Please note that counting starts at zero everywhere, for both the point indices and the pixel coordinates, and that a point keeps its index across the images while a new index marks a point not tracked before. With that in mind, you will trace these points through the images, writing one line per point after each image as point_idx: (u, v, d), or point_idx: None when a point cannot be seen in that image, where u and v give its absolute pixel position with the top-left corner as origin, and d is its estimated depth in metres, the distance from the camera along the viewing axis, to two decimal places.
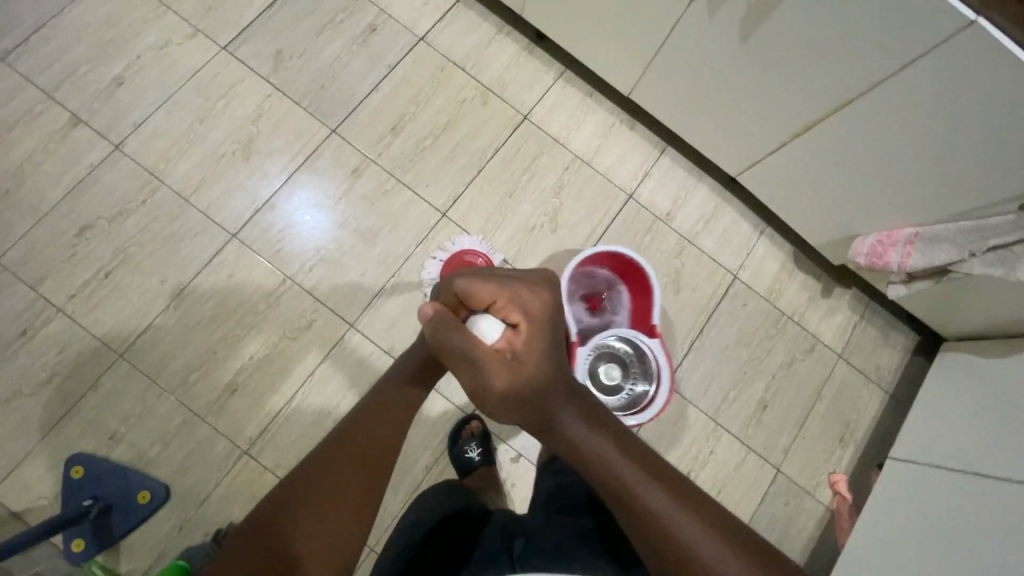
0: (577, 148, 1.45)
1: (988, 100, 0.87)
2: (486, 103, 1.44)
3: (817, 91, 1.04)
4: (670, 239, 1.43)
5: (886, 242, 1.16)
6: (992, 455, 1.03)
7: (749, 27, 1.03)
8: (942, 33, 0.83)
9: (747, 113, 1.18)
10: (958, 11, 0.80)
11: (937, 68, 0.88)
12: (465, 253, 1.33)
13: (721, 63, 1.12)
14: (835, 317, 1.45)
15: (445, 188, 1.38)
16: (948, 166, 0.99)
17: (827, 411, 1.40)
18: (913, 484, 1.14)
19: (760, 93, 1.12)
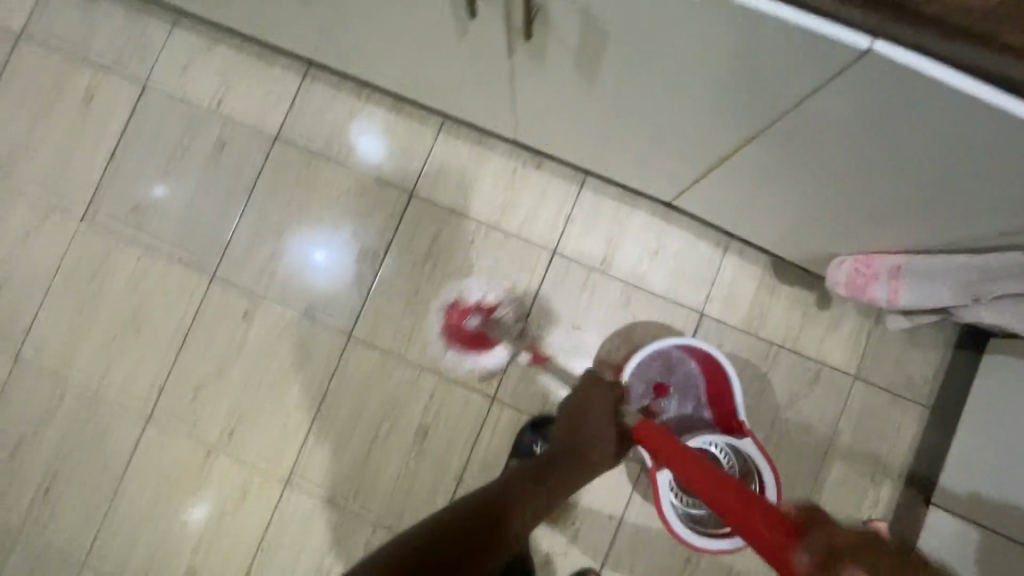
0: (477, 215, 1.22)
1: (941, 137, 0.56)
2: (364, 191, 1.25)
3: (706, 128, 0.75)
4: (613, 290, 1.20)
5: (864, 272, 0.86)
6: None
7: (590, 75, 0.74)
8: (832, 68, 0.53)
9: (644, 148, 0.90)
10: (839, 41, 0.49)
11: (846, 102, 0.57)
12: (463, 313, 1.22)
13: (584, 109, 0.84)
14: (839, 331, 1.17)
15: (345, 304, 1.23)
16: (911, 197, 0.68)
17: (848, 448, 1.16)
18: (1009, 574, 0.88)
19: (645, 133, 0.85)
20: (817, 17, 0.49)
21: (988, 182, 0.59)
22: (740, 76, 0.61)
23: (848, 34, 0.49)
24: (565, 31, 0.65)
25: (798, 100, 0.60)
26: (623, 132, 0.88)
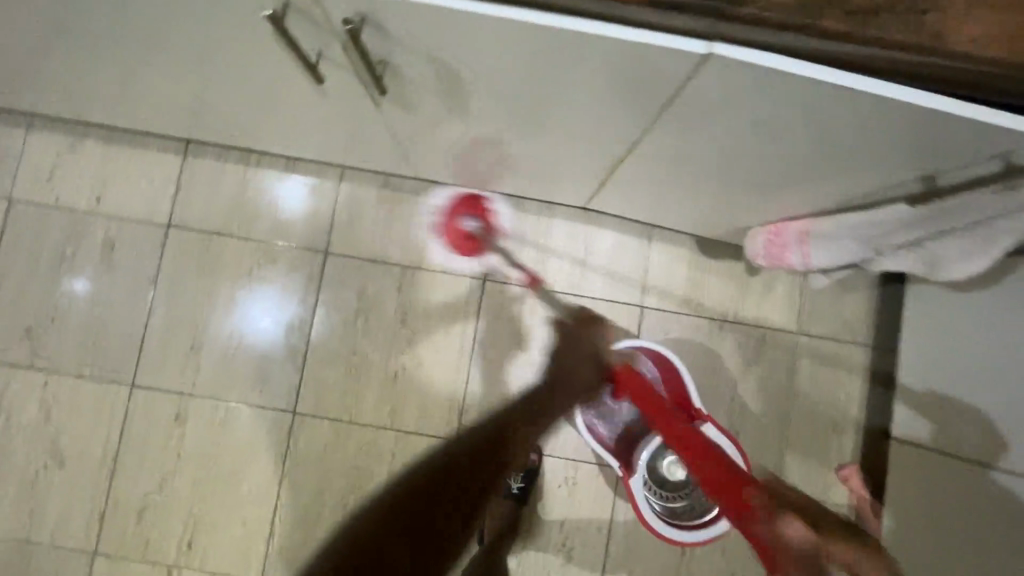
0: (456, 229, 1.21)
1: (802, 118, 0.56)
2: (276, 260, 1.19)
3: (590, 140, 0.74)
4: (551, 304, 1.19)
5: (776, 241, 0.87)
6: None
7: (460, 110, 0.71)
8: (681, 74, 0.52)
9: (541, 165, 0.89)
10: (677, 50, 0.48)
11: (707, 100, 0.57)
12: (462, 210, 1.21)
13: (469, 140, 0.82)
14: (773, 293, 1.20)
15: (282, 380, 1.17)
16: (796, 171, 0.69)
17: (807, 403, 1.18)
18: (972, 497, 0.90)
19: (536, 151, 0.83)
20: (649, 32, 0.48)
21: (856, 149, 0.60)
22: (601, 92, 0.60)
23: (682, 42, 0.48)
24: (422, 78, 0.63)
25: (663, 105, 0.60)
26: (516, 154, 0.86)
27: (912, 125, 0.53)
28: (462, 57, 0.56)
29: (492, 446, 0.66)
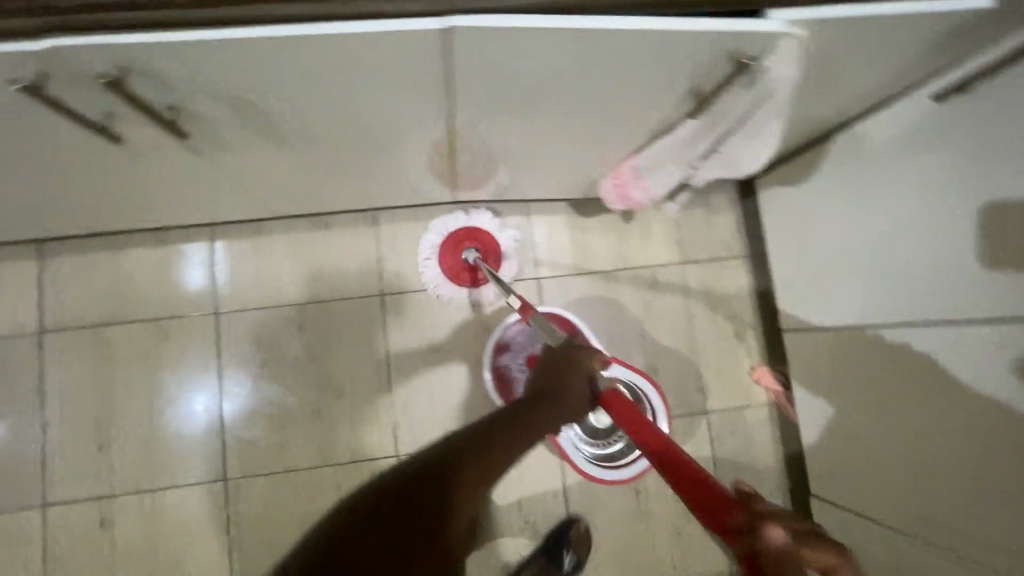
0: (449, 263, 1.21)
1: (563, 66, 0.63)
2: (167, 334, 1.16)
3: (410, 132, 0.78)
4: (452, 299, 1.22)
5: (620, 184, 0.95)
6: (898, 306, 0.87)
7: (273, 132, 0.74)
8: (438, 49, 0.58)
9: (385, 168, 0.92)
10: (418, 30, 0.55)
11: (477, 69, 0.63)
12: (474, 235, 1.21)
13: (302, 159, 0.84)
14: (651, 234, 1.29)
15: (204, 451, 1.13)
16: (594, 116, 0.76)
17: (707, 323, 1.28)
18: (840, 357, 1.00)
19: (373, 156, 0.86)
20: (391, 20, 0.54)
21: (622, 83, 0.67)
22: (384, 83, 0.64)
23: (421, 22, 0.55)
24: (218, 111, 0.66)
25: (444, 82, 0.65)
26: (356, 164, 0.89)
27: (647, 51, 0.61)
28: (239, 77, 0.59)
29: (476, 449, 0.62)
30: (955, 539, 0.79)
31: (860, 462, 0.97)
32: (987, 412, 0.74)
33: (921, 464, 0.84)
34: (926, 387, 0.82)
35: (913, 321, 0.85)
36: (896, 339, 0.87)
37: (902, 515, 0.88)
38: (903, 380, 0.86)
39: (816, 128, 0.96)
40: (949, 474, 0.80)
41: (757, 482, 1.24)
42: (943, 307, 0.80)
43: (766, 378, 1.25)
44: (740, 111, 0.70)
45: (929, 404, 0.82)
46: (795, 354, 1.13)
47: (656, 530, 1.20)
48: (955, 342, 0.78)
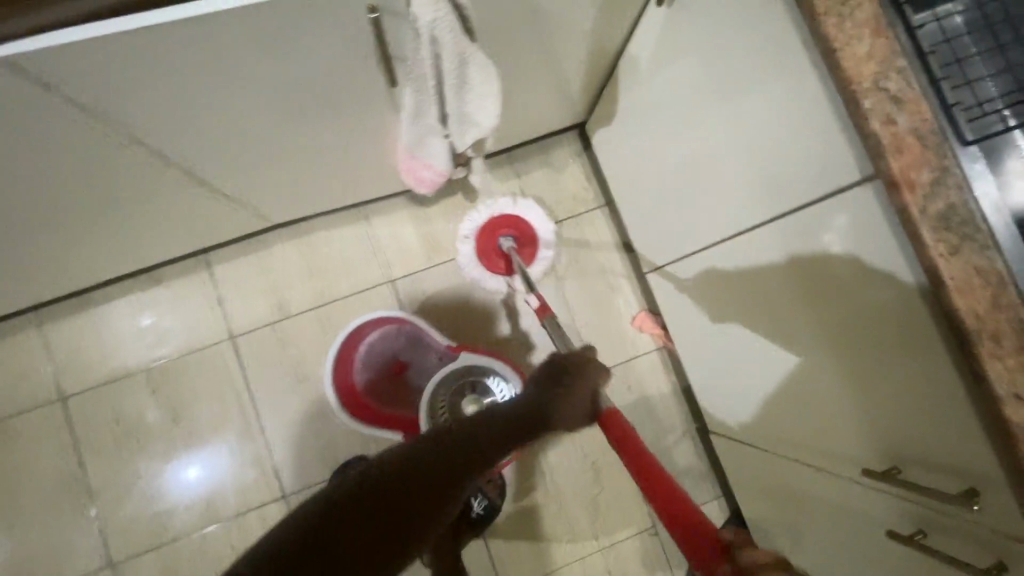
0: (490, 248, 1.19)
1: (200, 46, 0.58)
2: (17, 432, 1.11)
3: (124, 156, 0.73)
4: (307, 323, 1.17)
5: (409, 168, 0.90)
6: (707, 226, 0.83)
7: None
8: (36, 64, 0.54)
9: (147, 204, 0.87)
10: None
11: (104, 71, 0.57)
12: (512, 217, 1.20)
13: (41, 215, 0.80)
14: (500, 205, 1.23)
15: (83, 539, 1.10)
16: (304, 94, 0.71)
17: (578, 282, 1.23)
18: (682, 287, 0.96)
19: (117, 195, 0.81)
20: None
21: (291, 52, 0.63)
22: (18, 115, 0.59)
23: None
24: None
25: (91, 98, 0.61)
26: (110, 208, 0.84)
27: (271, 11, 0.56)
28: None
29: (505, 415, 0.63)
30: (817, 450, 0.73)
31: (729, 389, 0.92)
32: (798, 312, 0.68)
33: (764, 377, 0.80)
34: (744, 300, 0.78)
35: (725, 239, 0.79)
36: (716, 261, 0.83)
37: (773, 433, 0.82)
38: (726, 297, 0.82)
39: (596, 58, 0.91)
40: (783, 383, 0.76)
41: (662, 430, 1.20)
42: (732, 214, 0.75)
43: (648, 323, 1.21)
44: (428, 70, 0.63)
45: (749, 316, 0.78)
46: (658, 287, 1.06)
47: (567, 504, 1.17)
48: (753, 249, 0.73)
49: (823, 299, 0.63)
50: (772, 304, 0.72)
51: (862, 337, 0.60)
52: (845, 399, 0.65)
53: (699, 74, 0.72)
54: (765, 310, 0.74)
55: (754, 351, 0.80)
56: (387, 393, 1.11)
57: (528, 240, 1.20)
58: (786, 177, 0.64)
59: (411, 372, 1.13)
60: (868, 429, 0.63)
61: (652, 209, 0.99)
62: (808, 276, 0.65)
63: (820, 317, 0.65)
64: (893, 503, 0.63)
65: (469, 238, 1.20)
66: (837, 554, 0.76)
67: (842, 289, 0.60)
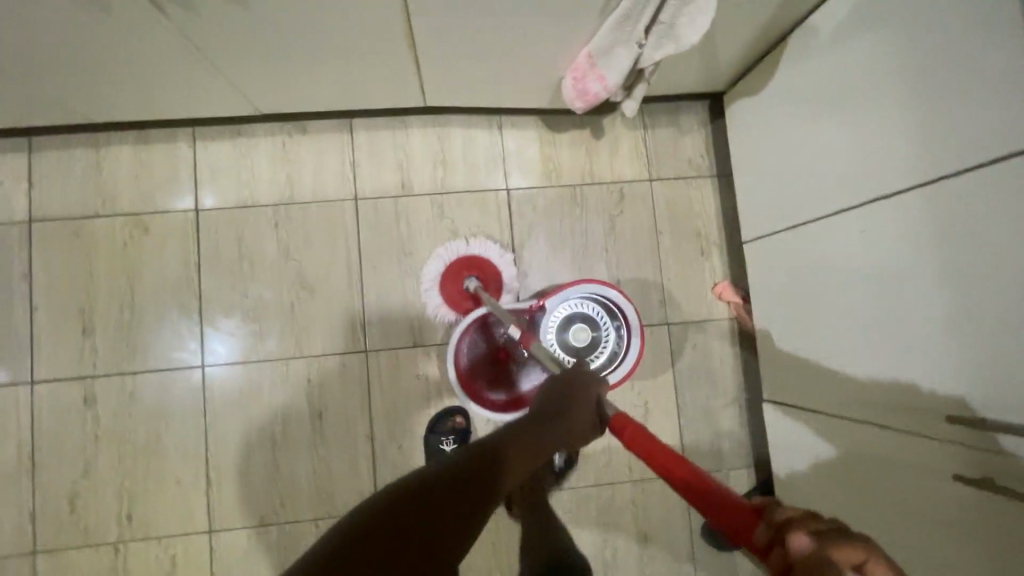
0: (456, 292, 1.22)
1: None
2: (149, 229, 1.21)
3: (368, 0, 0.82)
4: (423, 205, 1.26)
5: (578, 77, 0.98)
6: (846, 190, 0.91)
7: None
8: None
9: (352, 52, 0.96)
10: None
11: None
12: (476, 260, 1.24)
13: (267, 35, 0.89)
14: (622, 149, 1.31)
15: (182, 340, 1.20)
16: None
17: (674, 239, 1.30)
18: (798, 250, 1.05)
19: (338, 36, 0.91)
20: None
21: None
22: None
23: None
24: None
25: None
26: (324, 47, 0.94)
27: None
28: None
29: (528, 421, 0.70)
30: (910, 409, 0.84)
31: (828, 347, 1.00)
32: (930, 267, 0.77)
33: (871, 329, 0.89)
34: (873, 256, 0.87)
35: (868, 203, 0.87)
36: (852, 226, 0.90)
37: (870, 389, 0.91)
38: (851, 255, 0.92)
39: (775, 24, 0.98)
40: (891, 335, 0.85)
41: (714, 391, 1.28)
42: (881, 177, 0.84)
43: (729, 294, 1.28)
44: None
45: (873, 270, 0.87)
46: (772, 254, 1.13)
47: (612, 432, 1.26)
48: (897, 211, 0.82)
49: (967, 265, 0.72)
50: (907, 261, 0.81)
51: (998, 289, 0.69)
52: (960, 359, 0.75)
53: (884, 45, 0.80)
54: (896, 267, 0.83)
55: (868, 306, 0.89)
56: (490, 377, 1.13)
57: (491, 275, 1.23)
58: (953, 148, 0.72)
59: (513, 359, 1.14)
60: (978, 375, 0.73)
61: (781, 177, 1.08)
62: (955, 243, 0.73)
63: (961, 279, 0.73)
64: (984, 442, 0.73)
65: (435, 298, 1.22)
66: (889, 502, 0.89)
67: (985, 244, 0.70)
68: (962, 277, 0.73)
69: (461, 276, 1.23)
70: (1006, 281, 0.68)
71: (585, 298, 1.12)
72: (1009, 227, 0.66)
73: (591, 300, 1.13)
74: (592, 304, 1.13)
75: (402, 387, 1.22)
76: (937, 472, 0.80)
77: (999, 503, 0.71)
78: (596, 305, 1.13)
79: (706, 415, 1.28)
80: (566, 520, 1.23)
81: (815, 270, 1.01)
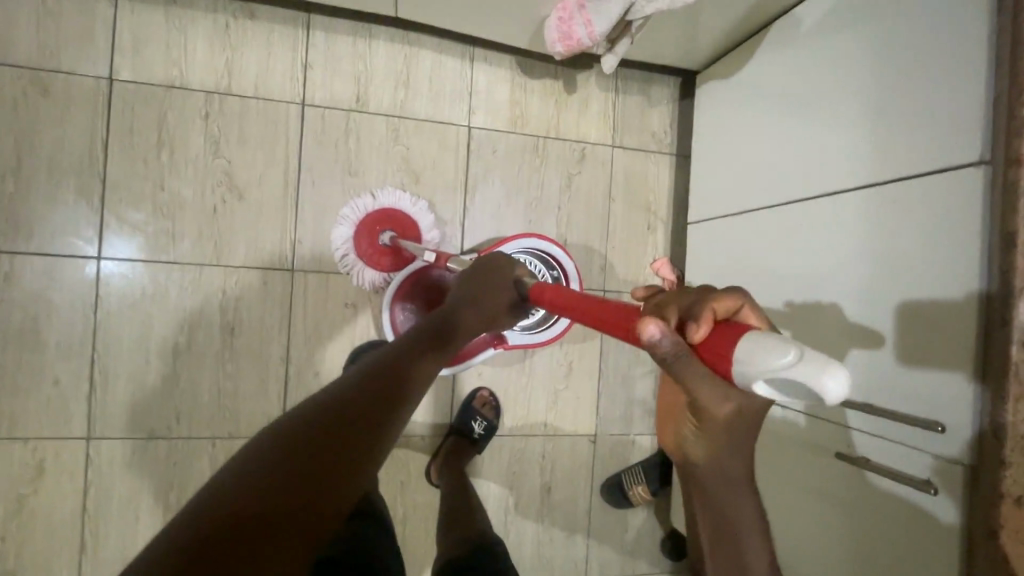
0: (372, 251, 1.14)
1: None
2: (48, 90, 1.04)
3: None
4: (378, 125, 1.18)
5: (565, 17, 0.93)
6: (793, 184, 0.95)
7: None
8: None
9: None
10: None
11: None
12: (388, 211, 1.14)
13: None
14: (591, 109, 1.29)
15: (77, 225, 1.05)
16: None
17: (625, 208, 1.32)
18: (735, 236, 1.09)
19: None
20: None
21: None
22: None
23: None
24: None
25: None
26: None
27: None
28: None
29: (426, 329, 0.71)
30: None
31: None
32: (852, 268, 0.83)
33: (789, 317, 0.95)
34: (804, 250, 0.92)
35: (811, 198, 0.92)
36: (790, 218, 0.95)
37: None
38: (784, 248, 0.96)
39: (760, 11, 0.99)
40: (805, 325, 0.92)
41: (635, 359, 1.34)
42: (828, 175, 0.88)
43: (665, 270, 1.28)
44: None
45: (801, 263, 0.93)
46: (710, 238, 1.17)
47: (534, 386, 1.28)
48: (836, 209, 0.86)
49: (883, 266, 0.78)
50: (832, 259, 0.87)
51: (906, 296, 0.75)
52: (860, 354, 0.82)
53: (858, 49, 0.83)
54: (823, 261, 0.89)
55: (788, 293, 0.95)
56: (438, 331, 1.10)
57: (408, 227, 1.15)
58: (897, 157, 0.77)
59: None
60: (871, 368, 0.80)
61: (733, 164, 1.11)
62: (881, 248, 0.79)
63: (876, 279, 0.79)
64: (874, 425, 0.80)
65: (352, 261, 1.13)
66: (775, 469, 0.99)
67: (905, 252, 0.75)
68: (877, 279, 0.79)
69: (374, 232, 1.14)
70: (913, 289, 0.74)
71: (523, 253, 1.11)
72: (929, 239, 0.72)
73: (530, 256, 1.13)
74: (528, 259, 1.13)
75: (327, 312, 1.15)
76: (821, 449, 0.89)
77: (862, 476, 0.82)
78: (531, 261, 1.13)
79: (624, 382, 1.33)
80: (477, 465, 1.25)
81: (748, 257, 1.06)
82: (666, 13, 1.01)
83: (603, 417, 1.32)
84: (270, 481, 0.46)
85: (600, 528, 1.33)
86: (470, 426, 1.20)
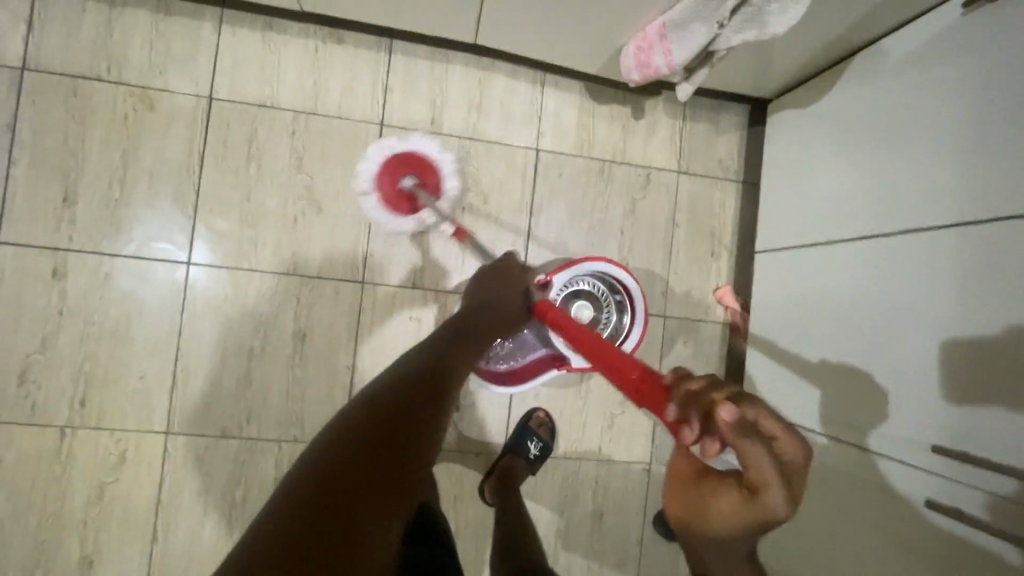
0: (387, 187, 1.14)
1: None
2: (154, 107, 1.12)
3: None
4: (450, 146, 1.21)
5: (644, 46, 0.95)
6: (874, 217, 0.93)
7: None
8: None
9: None
10: None
11: None
12: (413, 161, 1.15)
13: None
14: (658, 135, 1.30)
15: (170, 231, 1.13)
16: None
17: (688, 234, 1.31)
18: (802, 268, 1.07)
19: None
20: None
21: None
22: None
23: None
24: None
25: None
26: None
27: None
28: None
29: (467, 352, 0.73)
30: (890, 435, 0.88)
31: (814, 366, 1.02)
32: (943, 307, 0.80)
33: (864, 354, 0.92)
34: (885, 286, 0.89)
35: (894, 233, 0.89)
36: (870, 252, 0.93)
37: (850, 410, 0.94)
38: (863, 283, 0.93)
39: (842, 43, 0.98)
40: (883, 363, 0.89)
41: None
42: (915, 211, 0.86)
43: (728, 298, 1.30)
44: None
45: (881, 298, 0.90)
46: (776, 268, 1.15)
47: (589, 409, 1.27)
48: (926, 245, 0.84)
49: (983, 307, 0.75)
50: (918, 297, 0.84)
51: (1011, 341, 0.72)
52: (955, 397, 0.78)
53: (952, 85, 0.81)
54: (907, 298, 0.86)
55: (865, 329, 0.92)
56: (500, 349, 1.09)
57: (428, 173, 1.15)
58: (999, 196, 0.74)
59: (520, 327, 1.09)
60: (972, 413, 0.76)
61: (806, 194, 1.09)
62: (979, 288, 0.76)
63: (974, 322, 0.76)
64: (968, 472, 0.77)
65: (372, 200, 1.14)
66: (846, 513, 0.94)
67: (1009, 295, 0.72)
68: (976, 321, 0.76)
69: (393, 172, 1.14)
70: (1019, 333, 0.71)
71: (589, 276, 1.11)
72: None
73: (597, 279, 1.13)
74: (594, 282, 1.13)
75: (392, 325, 1.19)
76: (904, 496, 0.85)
77: (955, 527, 0.77)
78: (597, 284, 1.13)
79: None
80: (529, 485, 1.24)
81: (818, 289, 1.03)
82: (743, 45, 1.02)
83: (658, 446, 1.29)
84: (333, 479, 0.49)
85: (651, 561, 1.29)
86: (525, 446, 1.20)
